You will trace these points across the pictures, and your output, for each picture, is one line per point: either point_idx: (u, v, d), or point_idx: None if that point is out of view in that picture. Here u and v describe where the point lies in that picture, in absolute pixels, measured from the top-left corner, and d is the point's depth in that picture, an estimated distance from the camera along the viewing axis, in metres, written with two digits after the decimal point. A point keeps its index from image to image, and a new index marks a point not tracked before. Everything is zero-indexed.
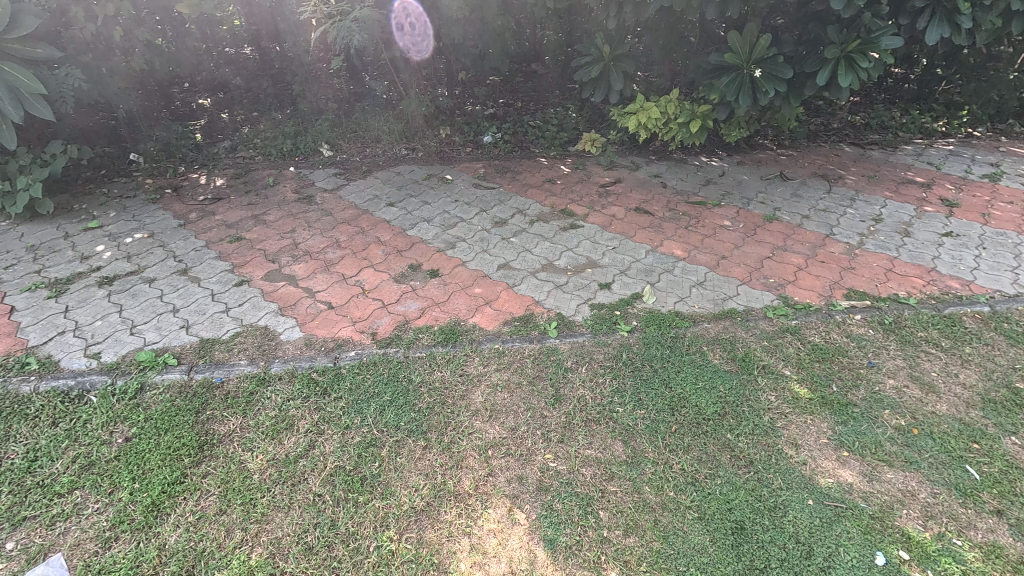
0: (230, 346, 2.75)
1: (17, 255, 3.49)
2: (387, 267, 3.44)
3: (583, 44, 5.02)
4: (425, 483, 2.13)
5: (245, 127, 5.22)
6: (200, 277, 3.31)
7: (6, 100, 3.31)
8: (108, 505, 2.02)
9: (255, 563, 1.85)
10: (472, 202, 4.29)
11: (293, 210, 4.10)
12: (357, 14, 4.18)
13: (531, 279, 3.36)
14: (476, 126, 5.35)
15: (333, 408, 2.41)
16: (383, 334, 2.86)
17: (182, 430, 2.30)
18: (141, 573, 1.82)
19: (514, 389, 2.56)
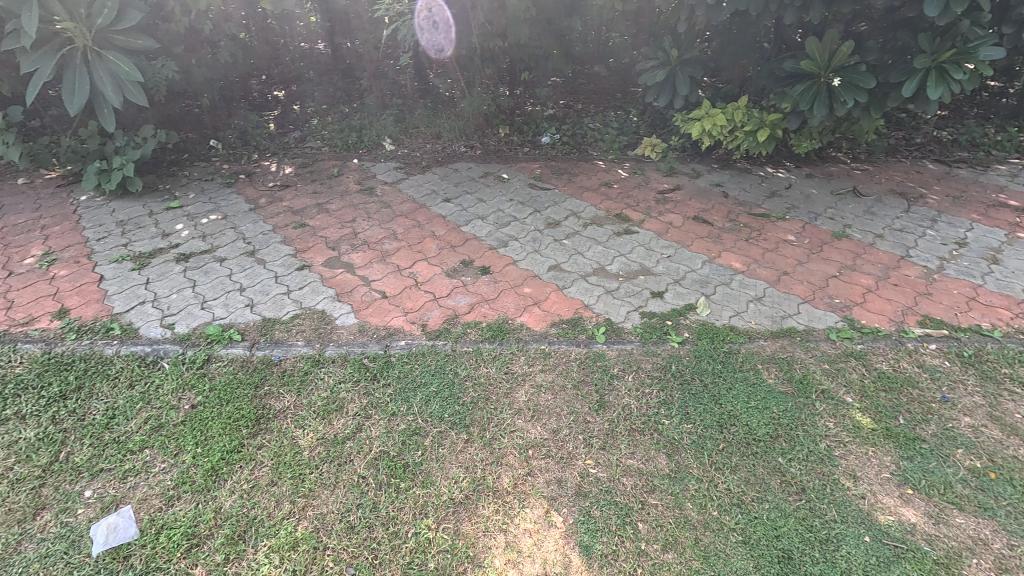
0: (289, 327, 2.89)
1: (108, 228, 3.80)
2: (440, 261, 3.51)
3: (649, 47, 4.94)
4: (465, 475, 2.16)
5: (314, 118, 5.45)
6: (266, 260, 3.50)
7: (111, 88, 3.65)
8: (173, 465, 2.17)
9: (301, 535, 1.94)
10: (527, 202, 4.31)
11: (354, 201, 4.26)
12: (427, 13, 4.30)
13: (581, 282, 3.34)
14: (536, 126, 5.37)
15: (381, 394, 2.49)
16: (433, 326, 2.92)
17: (242, 402, 2.43)
18: (198, 532, 1.94)
19: (558, 391, 2.55)
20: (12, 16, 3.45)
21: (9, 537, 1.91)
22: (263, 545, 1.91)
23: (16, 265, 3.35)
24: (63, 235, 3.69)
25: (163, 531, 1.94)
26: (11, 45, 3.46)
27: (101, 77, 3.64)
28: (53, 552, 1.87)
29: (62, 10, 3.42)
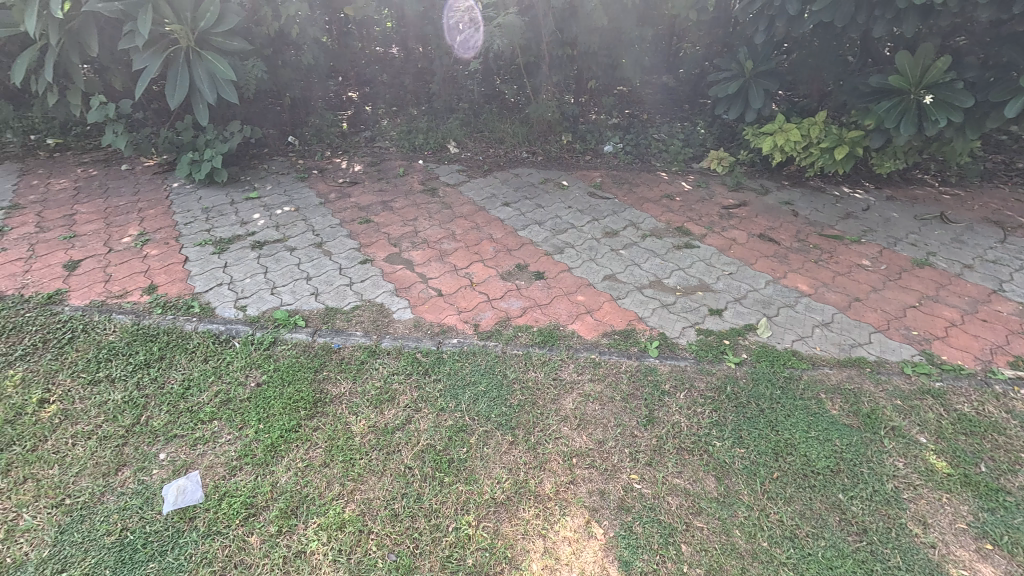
0: (349, 317, 3.02)
1: (194, 214, 4.12)
2: (496, 263, 3.56)
3: (723, 59, 4.81)
4: (508, 477, 2.18)
5: (385, 119, 5.68)
6: (332, 252, 3.67)
7: (207, 85, 3.96)
8: (237, 437, 2.32)
9: (348, 516, 2.02)
10: (586, 210, 4.29)
11: (417, 200, 4.39)
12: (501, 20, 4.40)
13: (636, 293, 3.29)
14: (599, 135, 5.35)
15: (431, 388, 2.56)
16: (485, 327, 2.97)
17: (302, 384, 2.57)
18: (256, 503, 2.06)
19: (606, 403, 2.52)
20: (129, 18, 3.80)
21: (94, 488, 2.10)
22: (312, 523, 2.00)
23: (116, 242, 3.70)
24: (156, 218, 4.03)
25: (224, 498, 2.08)
26: (126, 44, 3.81)
27: (200, 75, 3.97)
28: (130, 506, 2.04)
29: (171, 13, 3.76)
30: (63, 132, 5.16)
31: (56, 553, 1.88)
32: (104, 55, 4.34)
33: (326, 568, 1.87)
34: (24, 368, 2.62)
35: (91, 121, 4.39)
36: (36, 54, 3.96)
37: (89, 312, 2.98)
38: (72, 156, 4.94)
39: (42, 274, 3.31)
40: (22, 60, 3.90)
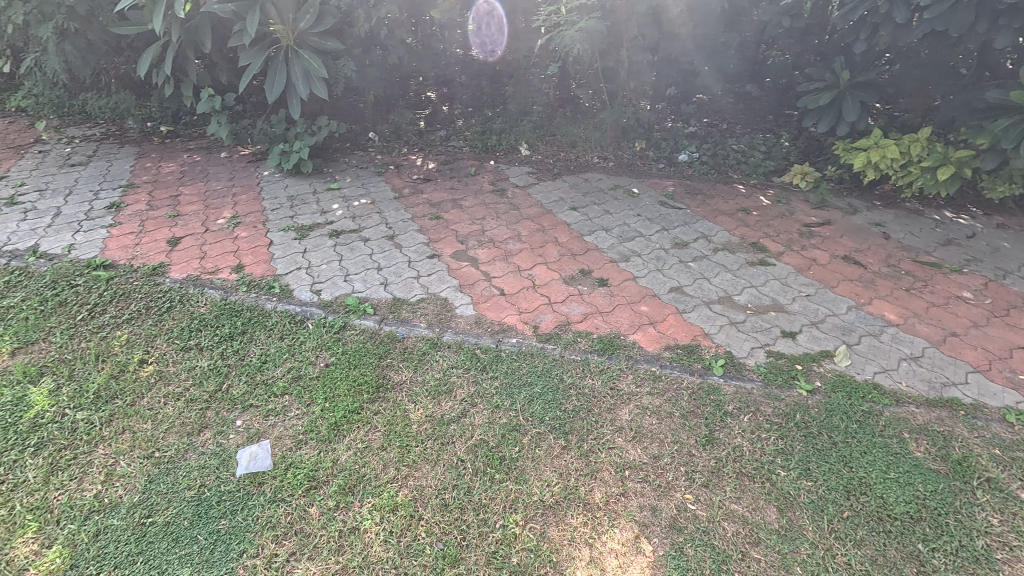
0: (414, 308, 3.13)
1: (281, 201, 4.41)
2: (560, 267, 3.56)
3: (815, 68, 4.55)
4: (558, 481, 2.17)
5: (460, 120, 5.82)
6: (403, 244, 3.82)
7: (302, 80, 4.23)
8: (305, 413, 2.46)
9: (401, 500, 2.09)
10: (655, 219, 4.19)
11: (486, 200, 4.47)
12: (583, 24, 4.39)
13: (703, 309, 3.18)
14: (674, 144, 5.22)
15: (488, 385, 2.60)
16: (545, 330, 2.97)
17: (367, 369, 2.68)
18: (317, 477, 2.18)
19: (664, 418, 2.45)
20: (239, 19, 4.16)
21: (179, 445, 2.30)
22: (367, 502, 2.09)
23: (212, 223, 4.04)
24: (248, 203, 4.36)
25: (290, 469, 2.21)
26: (235, 42, 4.15)
27: (296, 72, 4.24)
28: (208, 465, 2.22)
29: (276, 14, 4.07)
30: (175, 121, 5.69)
31: (145, 499, 2.08)
32: (215, 52, 4.75)
33: (377, 547, 1.95)
34: (129, 330, 2.91)
35: (200, 111, 4.81)
36: (159, 50, 4.39)
37: (186, 285, 3.27)
38: (180, 143, 5.43)
39: (149, 248, 3.67)
40: (147, 55, 4.33)
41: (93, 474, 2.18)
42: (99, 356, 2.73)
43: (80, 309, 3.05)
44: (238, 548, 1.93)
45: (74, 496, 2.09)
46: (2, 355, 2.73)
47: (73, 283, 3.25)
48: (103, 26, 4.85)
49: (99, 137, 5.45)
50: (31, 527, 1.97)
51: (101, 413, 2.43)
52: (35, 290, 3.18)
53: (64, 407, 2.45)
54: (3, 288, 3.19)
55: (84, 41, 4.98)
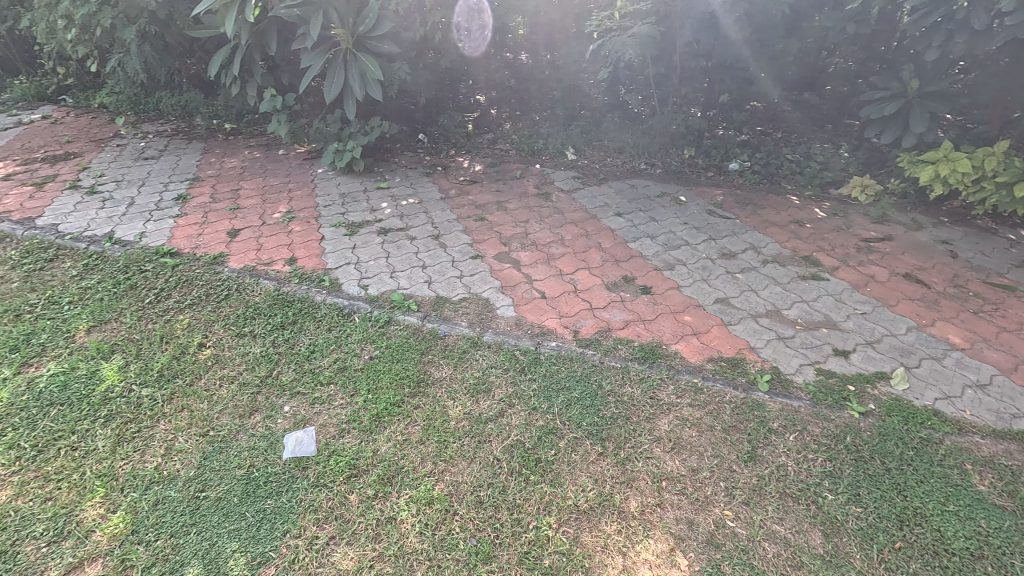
0: (456, 307, 3.18)
1: (333, 198, 4.57)
2: (602, 273, 3.54)
3: (880, 76, 4.35)
4: (593, 487, 2.16)
5: (507, 123, 5.87)
6: (448, 244, 3.89)
7: (358, 82, 4.38)
8: (348, 403, 2.55)
9: (437, 494, 2.14)
10: (702, 228, 4.10)
11: (531, 203, 4.50)
12: (637, 29, 4.37)
13: (750, 322, 3.09)
14: (725, 151, 5.10)
15: (526, 386, 2.61)
16: (585, 335, 2.96)
17: (408, 364, 2.75)
18: (358, 465, 2.25)
19: (704, 431, 2.39)
20: (304, 23, 4.35)
21: (232, 425, 2.43)
22: (405, 493, 2.14)
23: (269, 217, 4.23)
24: (302, 199, 4.54)
25: (333, 456, 2.29)
26: (298, 45, 4.35)
27: (353, 74, 4.40)
28: (257, 447, 2.33)
29: (337, 18, 4.23)
30: (238, 119, 6.01)
31: (199, 474, 2.21)
32: (279, 55, 4.99)
33: (412, 538, 2.00)
34: (191, 315, 3.10)
35: (262, 110, 5.05)
36: (229, 52, 4.64)
37: (243, 275, 3.45)
38: (243, 140, 5.72)
39: (211, 238, 3.89)
40: (218, 56, 4.59)
41: (154, 447, 2.32)
42: (163, 338, 2.92)
43: (148, 292, 3.26)
44: (282, 528, 2.02)
45: (137, 467, 2.24)
46: (79, 331, 2.95)
47: (143, 268, 3.48)
48: (179, 29, 5.18)
49: (170, 133, 5.82)
50: (99, 492, 2.12)
51: (163, 390, 2.59)
52: (110, 273, 3.42)
53: (131, 383, 2.62)
54: (82, 270, 3.45)
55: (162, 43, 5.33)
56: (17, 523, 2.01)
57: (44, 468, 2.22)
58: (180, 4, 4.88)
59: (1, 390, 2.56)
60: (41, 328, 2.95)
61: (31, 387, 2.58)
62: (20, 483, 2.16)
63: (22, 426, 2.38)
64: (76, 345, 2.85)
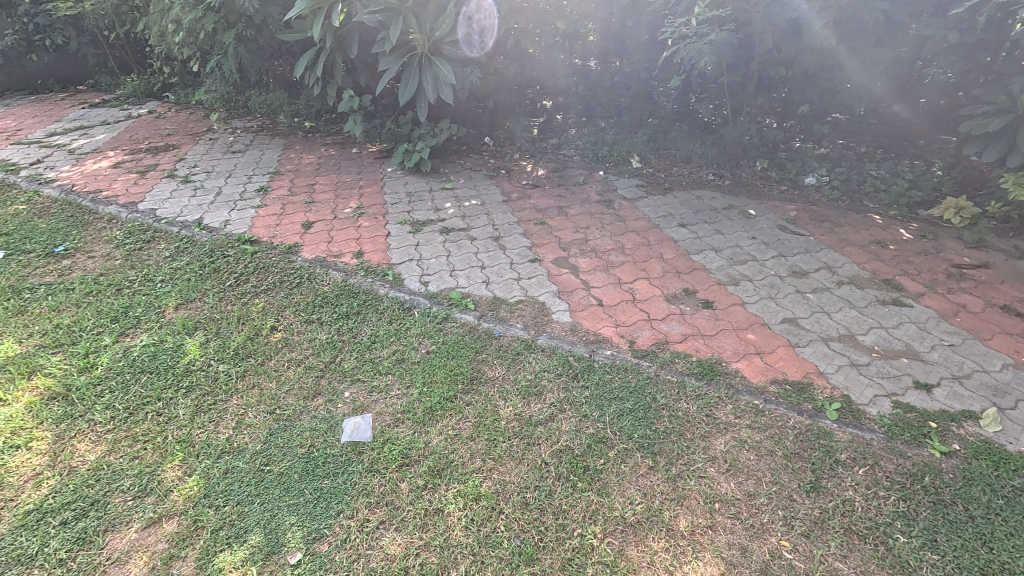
0: (512, 309, 3.21)
1: (400, 196, 4.74)
2: (662, 284, 3.46)
3: (986, 90, 4.00)
4: (642, 500, 2.12)
5: (573, 129, 5.86)
6: (507, 246, 3.93)
7: (431, 85, 4.51)
8: (404, 394, 2.63)
9: (484, 492, 2.17)
10: (772, 244, 3.93)
11: (592, 209, 4.47)
12: (714, 36, 4.26)
13: (820, 345, 2.92)
14: (801, 165, 4.86)
15: (578, 393, 2.60)
16: (641, 346, 2.90)
17: (462, 361, 2.80)
18: (410, 455, 2.32)
19: (764, 455, 2.29)
20: (384, 28, 4.54)
21: (296, 406, 2.57)
22: (453, 487, 2.19)
23: (340, 212, 4.45)
24: (372, 196, 4.74)
25: (387, 444, 2.37)
26: (378, 49, 4.54)
27: (427, 78, 4.54)
28: (318, 429, 2.45)
29: (416, 24, 4.39)
30: (317, 118, 6.35)
31: (265, 449, 2.35)
32: (359, 58, 5.24)
33: (458, 531, 2.04)
34: (265, 299, 3.31)
35: (340, 109, 5.31)
36: (314, 54, 4.92)
37: (314, 265, 3.64)
38: (320, 138, 6.06)
39: (287, 229, 4.14)
40: (304, 58, 4.87)
41: (227, 419, 2.50)
42: (240, 319, 3.13)
43: (229, 276, 3.52)
44: (337, 507, 2.12)
45: (211, 436, 2.42)
46: (169, 307, 3.22)
47: (226, 254, 3.75)
48: (272, 33, 5.55)
49: (256, 130, 6.25)
50: (178, 456, 2.32)
51: (238, 367, 2.79)
52: (197, 256, 3.72)
53: (210, 358, 2.84)
54: (174, 252, 3.78)
55: (256, 46, 5.72)
56: (109, 477, 2.23)
57: (133, 429, 2.44)
58: (273, 10, 5.23)
59: (102, 355, 2.85)
60: (138, 302, 3.25)
61: (127, 354, 2.85)
62: (113, 440, 2.39)
63: (118, 389, 2.64)
64: (165, 320, 3.12)
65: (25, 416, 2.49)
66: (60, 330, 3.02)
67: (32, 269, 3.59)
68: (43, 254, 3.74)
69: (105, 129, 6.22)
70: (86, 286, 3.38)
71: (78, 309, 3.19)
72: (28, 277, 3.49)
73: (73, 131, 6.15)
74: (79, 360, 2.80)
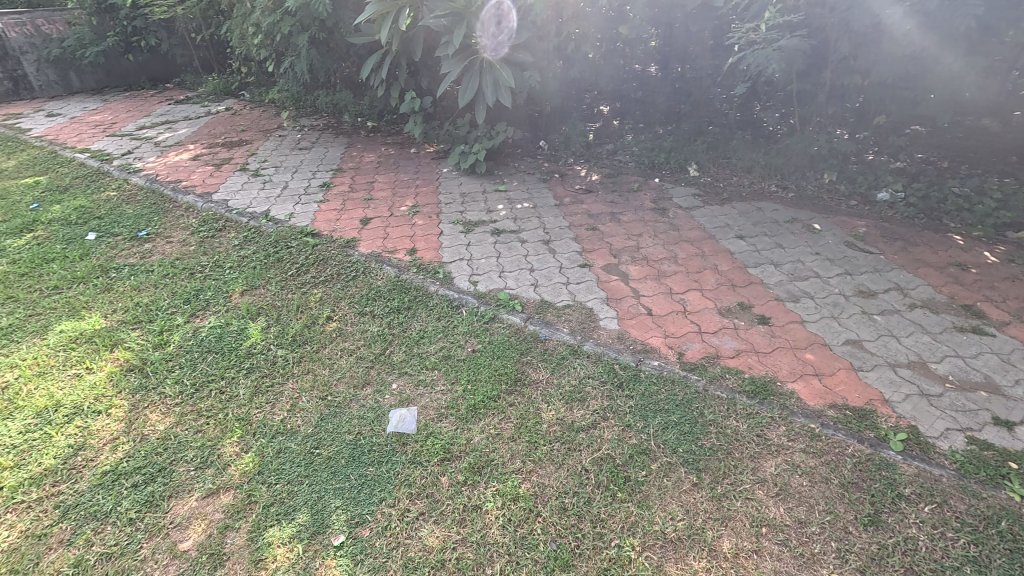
0: (560, 313, 3.20)
1: (454, 197, 4.83)
2: (716, 296, 3.36)
3: None
4: (684, 517, 2.06)
5: (629, 135, 5.78)
6: (557, 251, 3.93)
7: (491, 88, 4.57)
8: (449, 390, 2.68)
9: (523, 493, 2.17)
10: (837, 261, 3.73)
11: (646, 217, 4.40)
12: (784, 43, 4.09)
13: (886, 371, 2.74)
14: (874, 179, 4.60)
15: (623, 402, 2.56)
16: (690, 359, 2.82)
17: (507, 362, 2.82)
18: (452, 450, 2.36)
19: (818, 482, 2.17)
20: (448, 32, 4.64)
21: (347, 394, 2.67)
22: (492, 486, 2.21)
23: (396, 209, 4.58)
24: (427, 195, 4.86)
25: (430, 437, 2.42)
26: (441, 52, 4.64)
27: (487, 81, 4.61)
28: (365, 417, 2.54)
29: (479, 28, 4.46)
30: (379, 118, 6.58)
31: (316, 432, 2.46)
32: (422, 61, 5.37)
33: (495, 530, 2.05)
34: (323, 290, 3.45)
35: (402, 110, 5.47)
36: (380, 57, 5.09)
37: (370, 259, 3.77)
38: (381, 137, 6.27)
39: (346, 224, 4.30)
40: (370, 60, 5.05)
41: (283, 402, 2.63)
42: (299, 307, 3.28)
43: (291, 266, 3.70)
44: (379, 495, 2.18)
45: (268, 417, 2.55)
46: (235, 293, 3.43)
47: (289, 245, 3.95)
48: (341, 36, 5.79)
49: (322, 128, 6.54)
50: (237, 432, 2.46)
51: (295, 353, 2.93)
52: (263, 246, 3.94)
53: (270, 342, 3.00)
54: (242, 241, 4.01)
55: (326, 49, 5.99)
56: (175, 447, 2.39)
57: (199, 404, 2.61)
58: (344, 14, 5.46)
59: (175, 333, 3.06)
60: (208, 287, 3.47)
61: (196, 334, 3.05)
62: (181, 413, 2.56)
63: (186, 366, 2.83)
64: (232, 305, 3.32)
65: (107, 384, 2.72)
66: (139, 308, 3.27)
67: (118, 250, 3.91)
68: (128, 237, 4.06)
69: (187, 124, 6.70)
70: (164, 269, 3.65)
71: (156, 290, 3.44)
72: (115, 258, 3.81)
73: (160, 125, 6.65)
74: (154, 337, 3.03)
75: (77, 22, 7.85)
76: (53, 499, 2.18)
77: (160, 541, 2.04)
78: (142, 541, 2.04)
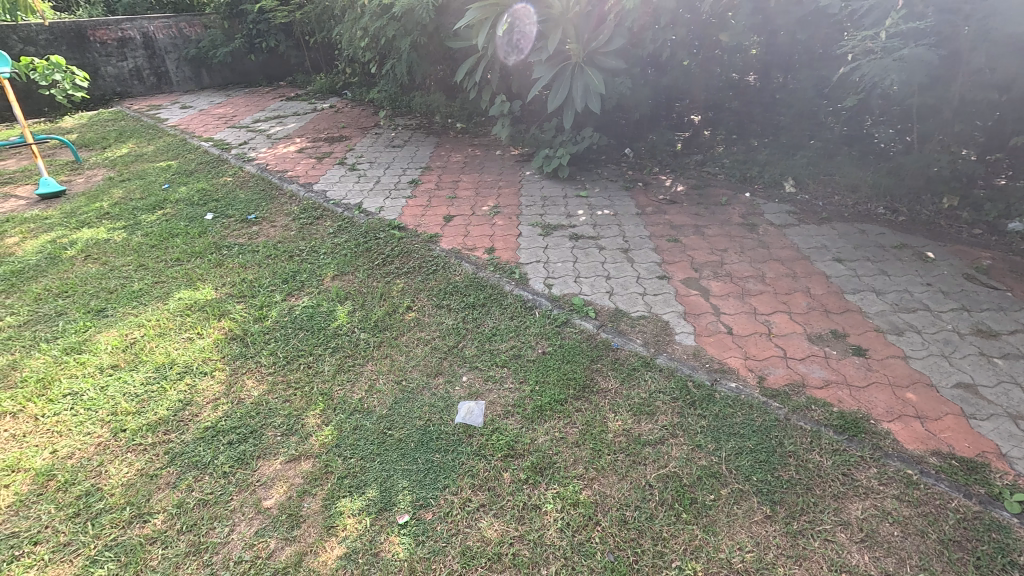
0: (634, 324, 3.14)
1: (535, 199, 4.89)
2: (806, 321, 3.14)
3: None
4: (753, 548, 1.96)
5: (720, 147, 5.59)
6: (636, 260, 3.86)
7: (581, 94, 4.56)
8: (516, 388, 2.72)
9: (583, 499, 2.16)
10: (953, 294, 3.36)
11: (732, 231, 4.21)
12: (906, 52, 3.75)
13: (1005, 423, 2.43)
14: (1007, 207, 4.15)
15: (695, 421, 2.47)
16: (771, 384, 2.66)
17: (575, 367, 2.81)
18: (515, 448, 2.39)
19: (912, 534, 1.98)
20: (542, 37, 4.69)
21: (421, 380, 2.79)
22: (553, 488, 2.21)
23: (478, 209, 4.71)
24: (509, 196, 4.95)
25: (495, 432, 2.47)
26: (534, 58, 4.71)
27: (577, 86, 4.60)
28: (436, 405, 2.63)
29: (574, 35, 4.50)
30: (468, 120, 6.80)
31: (389, 414, 2.59)
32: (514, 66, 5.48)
33: (553, 531, 2.06)
34: (405, 281, 3.62)
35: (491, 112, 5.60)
36: (474, 61, 5.26)
37: (450, 255, 3.91)
38: (469, 139, 6.48)
39: (430, 220, 4.49)
40: (465, 63, 5.22)
41: (362, 382, 2.79)
42: (382, 295, 3.47)
43: (378, 256, 3.91)
44: (443, 481, 2.26)
45: (347, 394, 2.72)
46: (327, 277, 3.68)
47: (377, 236, 4.18)
48: (439, 41, 6.04)
49: (415, 128, 6.87)
50: (320, 405, 2.65)
51: (376, 337, 3.10)
52: (354, 235, 4.20)
53: (355, 325, 3.20)
54: (336, 230, 4.30)
55: (424, 52, 6.27)
56: (266, 412, 2.62)
57: (289, 375, 2.84)
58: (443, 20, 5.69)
59: (273, 309, 3.35)
60: (304, 269, 3.76)
61: (291, 312, 3.32)
62: (273, 382, 2.80)
63: (280, 340, 3.08)
64: (323, 288, 3.57)
65: (213, 349, 3.03)
66: (244, 284, 3.60)
67: (230, 230, 4.32)
68: (240, 219, 4.49)
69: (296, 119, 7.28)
70: (267, 250, 4.00)
71: (260, 269, 3.78)
72: (227, 237, 4.22)
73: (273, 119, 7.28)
74: (256, 311, 3.33)
75: (212, 25, 8.80)
76: (164, 445, 2.47)
77: (248, 496, 2.24)
78: (233, 493, 2.25)
